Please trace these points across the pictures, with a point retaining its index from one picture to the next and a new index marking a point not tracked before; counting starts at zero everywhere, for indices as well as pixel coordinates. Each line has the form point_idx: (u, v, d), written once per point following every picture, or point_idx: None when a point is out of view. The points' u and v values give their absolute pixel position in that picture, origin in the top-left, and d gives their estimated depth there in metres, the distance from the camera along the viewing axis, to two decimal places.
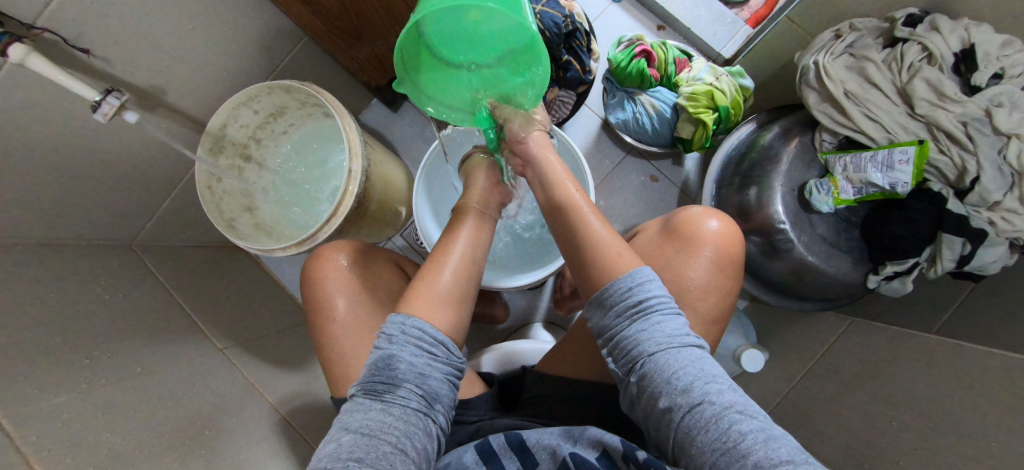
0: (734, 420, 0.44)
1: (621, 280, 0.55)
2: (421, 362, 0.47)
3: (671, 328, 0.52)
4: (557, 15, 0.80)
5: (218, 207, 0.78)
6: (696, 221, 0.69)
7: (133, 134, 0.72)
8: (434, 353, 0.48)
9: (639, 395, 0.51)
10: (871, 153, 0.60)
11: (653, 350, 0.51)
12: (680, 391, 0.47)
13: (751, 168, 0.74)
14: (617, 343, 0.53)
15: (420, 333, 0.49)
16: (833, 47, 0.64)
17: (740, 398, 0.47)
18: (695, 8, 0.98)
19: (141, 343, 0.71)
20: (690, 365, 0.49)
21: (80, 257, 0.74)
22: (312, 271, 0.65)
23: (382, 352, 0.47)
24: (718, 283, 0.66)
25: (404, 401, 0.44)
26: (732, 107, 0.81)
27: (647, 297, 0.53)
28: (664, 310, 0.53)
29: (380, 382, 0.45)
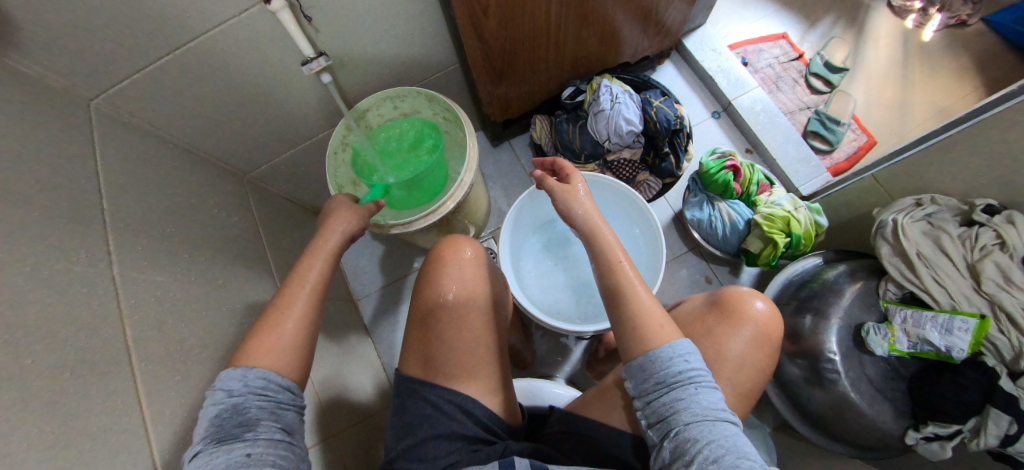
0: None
1: (663, 349, 0.58)
2: (269, 405, 0.48)
3: (707, 400, 0.54)
4: (670, 114, 0.94)
5: (335, 172, 0.90)
6: (741, 298, 0.68)
7: (300, 92, 0.85)
8: (279, 395, 0.49)
9: (672, 460, 0.53)
10: (931, 313, 0.65)
11: (688, 419, 0.53)
12: (708, 460, 0.49)
13: (811, 296, 0.79)
14: (652, 406, 0.56)
15: (266, 384, 0.49)
16: (913, 211, 0.71)
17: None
18: (784, 144, 1.10)
19: (225, 260, 0.79)
20: (720, 438, 0.51)
21: (207, 171, 0.84)
22: (433, 259, 0.75)
23: (225, 402, 0.46)
24: (755, 359, 0.64)
25: (265, 436, 0.45)
26: (804, 238, 0.88)
27: (687, 368, 0.57)
28: (701, 382, 0.56)
29: (236, 428, 0.44)
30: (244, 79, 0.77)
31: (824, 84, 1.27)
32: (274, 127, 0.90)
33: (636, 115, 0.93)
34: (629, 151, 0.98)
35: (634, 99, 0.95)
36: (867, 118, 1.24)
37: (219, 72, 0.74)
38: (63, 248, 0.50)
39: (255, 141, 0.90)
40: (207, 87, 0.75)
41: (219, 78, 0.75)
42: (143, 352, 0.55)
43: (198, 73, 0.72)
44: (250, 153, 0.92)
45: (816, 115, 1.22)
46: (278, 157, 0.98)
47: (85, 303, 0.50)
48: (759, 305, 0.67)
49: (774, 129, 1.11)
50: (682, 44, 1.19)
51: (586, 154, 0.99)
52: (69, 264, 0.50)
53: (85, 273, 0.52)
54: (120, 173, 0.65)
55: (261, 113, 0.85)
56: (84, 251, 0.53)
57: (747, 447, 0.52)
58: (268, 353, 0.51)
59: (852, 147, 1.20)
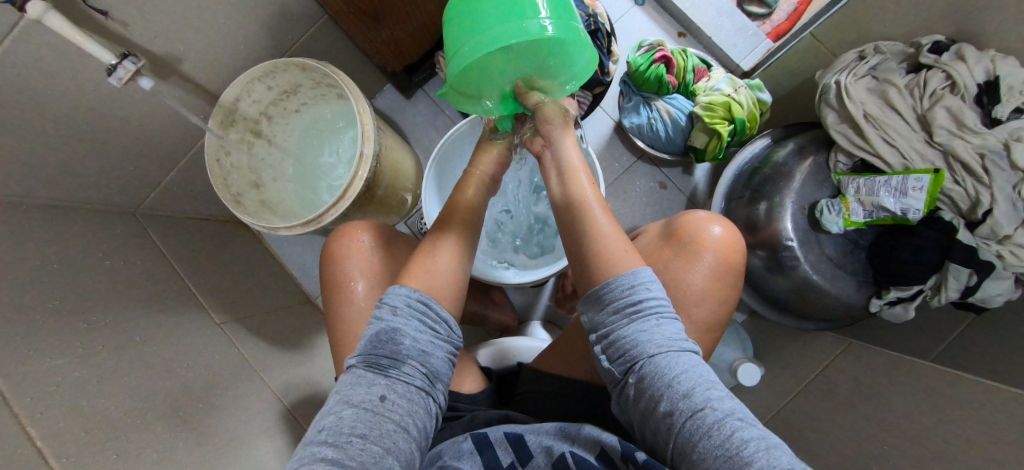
0: (735, 425, 0.40)
1: (624, 275, 0.51)
2: (424, 338, 0.47)
3: (670, 331, 0.48)
4: (581, 14, 0.82)
5: (225, 182, 0.78)
6: (697, 225, 0.64)
7: (149, 102, 0.72)
8: (437, 330, 0.49)
9: (638, 396, 0.46)
10: (884, 177, 0.60)
11: (652, 352, 0.46)
12: (678, 393, 0.43)
13: (763, 183, 0.74)
14: (613, 340, 0.49)
15: (424, 307, 0.49)
16: (856, 68, 0.63)
17: (737, 403, 0.43)
18: (717, 17, 0.97)
19: (141, 313, 0.72)
20: (689, 370, 0.45)
21: (85, 218, 0.74)
22: (333, 249, 0.66)
23: (385, 324, 0.47)
24: (716, 290, 0.61)
25: (408, 378, 0.44)
26: (748, 120, 0.80)
27: (648, 295, 0.49)
28: (663, 312, 0.49)
29: (384, 359, 0.44)
30: (70, 106, 0.64)
31: None
32: (141, 147, 0.78)
33: None
34: None
35: None
36: None
37: (32, 109, 0.61)
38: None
39: (125, 170, 0.79)
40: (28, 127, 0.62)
41: (36, 114, 0.61)
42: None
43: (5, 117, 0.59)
44: (128, 183, 0.81)
45: None
46: (166, 178, 0.87)
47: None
48: (716, 230, 0.63)
49: (704, 2, 0.98)
50: None
51: None
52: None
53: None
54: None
55: (116, 138, 0.73)
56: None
57: (713, 376, 0.46)
58: (425, 281, 0.52)
59: (792, 4, 1.07)
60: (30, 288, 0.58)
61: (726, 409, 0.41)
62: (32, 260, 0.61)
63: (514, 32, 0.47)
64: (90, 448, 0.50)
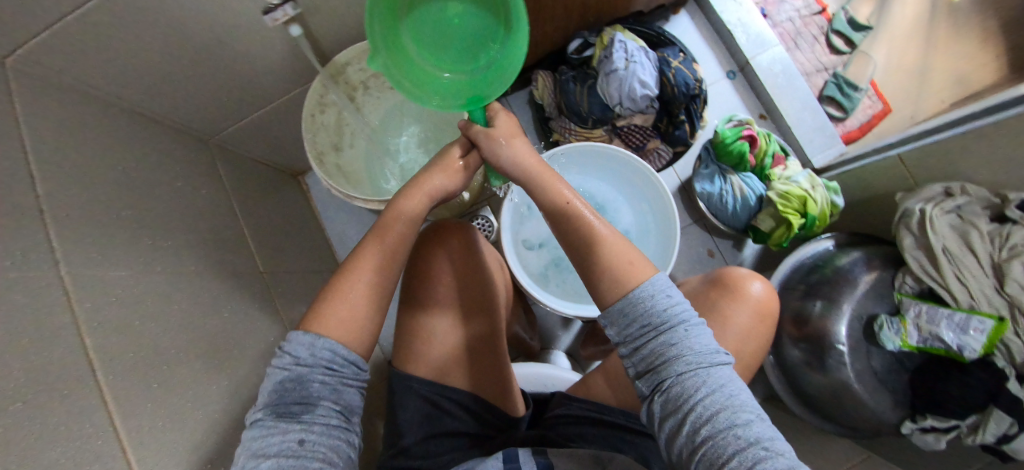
0: (755, 457, 0.37)
1: (641, 291, 0.47)
2: (335, 380, 0.45)
3: (699, 347, 0.44)
4: (689, 76, 0.84)
5: (314, 139, 0.79)
6: (739, 275, 0.66)
7: (266, 43, 0.72)
8: (346, 371, 0.46)
9: (659, 412, 0.43)
10: (948, 311, 0.63)
11: (678, 369, 0.43)
12: (703, 416, 0.40)
13: (821, 282, 0.77)
14: (636, 353, 0.46)
15: (332, 353, 0.45)
16: (942, 202, 0.67)
17: (766, 428, 0.40)
18: (801, 111, 1.02)
19: (197, 244, 0.71)
20: (717, 391, 0.42)
21: (163, 135, 0.74)
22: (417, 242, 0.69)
23: (289, 373, 0.44)
24: (756, 330, 0.63)
25: (323, 420, 0.43)
26: (818, 218, 0.84)
27: (675, 311, 0.46)
28: (691, 327, 0.45)
29: (295, 406, 0.42)
30: (196, 28, 0.64)
31: (845, 43, 1.15)
32: (240, 83, 0.78)
33: (652, 77, 0.83)
34: (641, 117, 0.88)
35: (650, 57, 0.84)
36: (885, 83, 1.14)
37: (162, 22, 0.61)
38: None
39: (217, 100, 0.78)
40: (153, 39, 0.62)
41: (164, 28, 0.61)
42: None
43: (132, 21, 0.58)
44: (214, 112, 0.80)
45: (834, 78, 1.12)
46: (248, 117, 0.86)
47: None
48: (758, 286, 0.66)
49: (792, 94, 1.02)
50: None
51: (594, 119, 0.89)
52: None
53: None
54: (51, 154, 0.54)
55: (223, 68, 0.73)
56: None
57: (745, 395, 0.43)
58: (337, 321, 0.47)
59: (866, 115, 1.12)
60: (105, 196, 0.57)
61: (751, 438, 0.38)
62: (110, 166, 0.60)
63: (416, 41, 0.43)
64: (140, 373, 0.49)
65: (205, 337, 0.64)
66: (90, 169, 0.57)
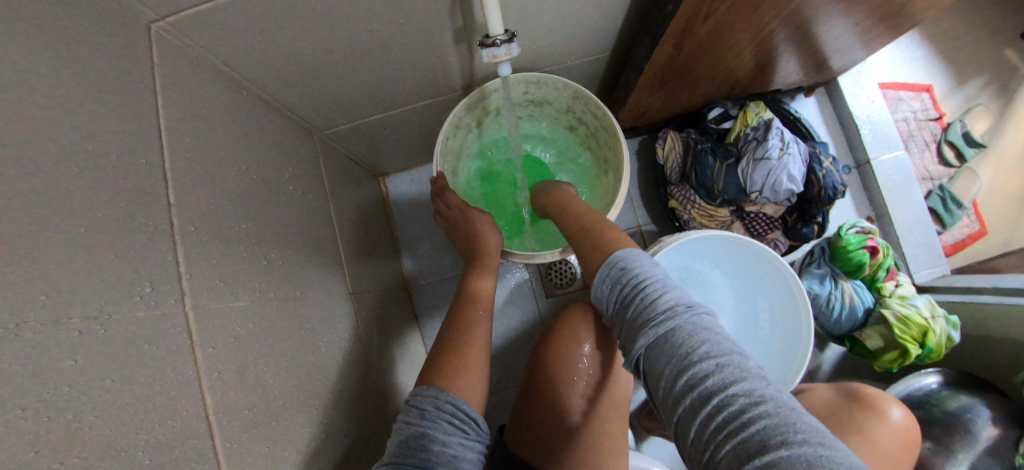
0: (711, 416, 0.34)
1: (619, 262, 0.50)
2: (454, 441, 0.51)
3: (670, 297, 0.44)
4: (837, 179, 0.80)
5: (442, 162, 0.72)
6: (881, 401, 0.69)
7: (417, 54, 0.65)
8: (465, 430, 0.53)
9: (642, 371, 0.42)
10: None
11: (649, 322, 0.42)
12: (674, 362, 0.39)
13: (929, 422, 0.75)
14: (621, 318, 0.46)
15: (454, 413, 0.53)
16: None
17: (732, 373, 0.36)
18: (912, 225, 1.00)
19: (302, 261, 0.63)
20: (686, 332, 0.40)
21: (277, 130, 0.66)
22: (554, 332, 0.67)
23: (416, 429, 0.51)
24: (904, 450, 0.66)
25: None
26: (933, 351, 0.81)
27: (644, 274, 0.47)
28: (663, 284, 0.45)
29: (414, 465, 0.48)
30: (356, 28, 0.56)
31: (955, 155, 1.16)
32: (371, 88, 0.70)
33: (800, 172, 0.79)
34: (773, 207, 0.84)
35: (802, 151, 0.80)
36: (986, 206, 1.15)
37: (324, 17, 0.53)
38: (115, 289, 0.35)
39: (341, 99, 0.71)
40: (310, 30, 0.55)
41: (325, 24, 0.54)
42: (225, 422, 0.42)
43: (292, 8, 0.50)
44: (333, 111, 0.73)
45: (939, 190, 1.13)
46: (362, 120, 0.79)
47: (150, 371, 0.36)
48: (898, 413, 0.68)
49: (907, 205, 1.00)
50: (836, 79, 1.03)
51: (724, 198, 0.84)
52: (131, 315, 0.35)
53: (156, 324, 0.37)
54: (188, 147, 0.46)
55: (363, 70, 0.66)
56: (149, 284, 0.38)
57: (716, 342, 0.39)
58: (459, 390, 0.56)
59: (963, 234, 1.12)
60: (221, 209, 0.49)
61: (708, 392, 0.35)
62: (227, 169, 0.52)
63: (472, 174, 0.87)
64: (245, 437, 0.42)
65: (304, 375, 0.57)
66: (206, 171, 0.48)
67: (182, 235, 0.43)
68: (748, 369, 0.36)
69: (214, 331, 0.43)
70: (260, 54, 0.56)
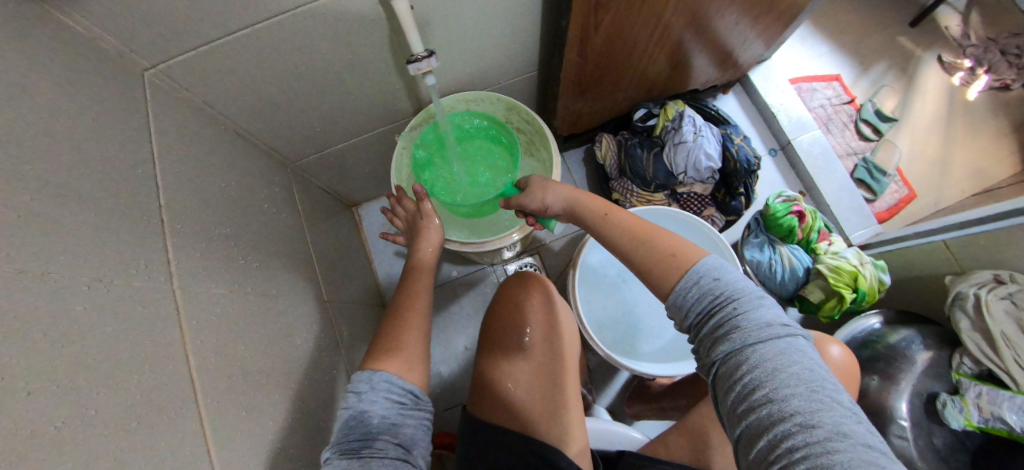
0: (785, 434, 0.38)
1: (690, 271, 0.51)
2: (391, 414, 0.56)
3: (762, 318, 0.45)
4: (750, 153, 0.92)
5: (398, 176, 0.82)
6: (821, 343, 0.71)
7: (368, 83, 0.77)
8: (401, 403, 0.58)
9: (720, 379, 0.45)
10: (1010, 393, 0.66)
11: (739, 337, 0.44)
12: (760, 380, 0.41)
13: (875, 357, 0.80)
14: (701, 325, 0.48)
15: (388, 390, 0.58)
16: (996, 288, 0.72)
17: (817, 404, 0.39)
18: (838, 192, 1.10)
19: (277, 267, 0.71)
20: (777, 356, 0.42)
21: (252, 158, 0.76)
22: (504, 296, 0.74)
23: (353, 410, 0.55)
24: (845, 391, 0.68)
25: (381, 452, 0.52)
26: (867, 295, 0.88)
27: (732, 287, 0.48)
28: (753, 301, 0.47)
29: (355, 441, 0.52)
30: (313, 63, 0.69)
31: (872, 131, 1.29)
32: (333, 117, 0.82)
33: (716, 150, 0.90)
34: (701, 185, 0.94)
35: (715, 133, 0.91)
36: (909, 172, 1.26)
37: (286, 56, 0.66)
38: (123, 261, 0.42)
39: (307, 130, 0.82)
40: (276, 66, 0.67)
41: (287, 62, 0.66)
42: (208, 383, 0.48)
43: (259, 51, 0.63)
44: (301, 142, 0.84)
45: (863, 162, 1.24)
46: (329, 149, 0.90)
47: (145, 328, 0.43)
48: (838, 352, 0.70)
49: (831, 175, 1.11)
50: (748, 75, 1.17)
51: (657, 182, 0.94)
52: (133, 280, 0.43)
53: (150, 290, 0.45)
54: (174, 162, 0.56)
55: (324, 101, 0.78)
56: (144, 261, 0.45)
57: (806, 370, 0.41)
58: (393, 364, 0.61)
59: (894, 199, 1.22)
60: (204, 213, 0.58)
61: (787, 413, 0.39)
62: (208, 184, 0.62)
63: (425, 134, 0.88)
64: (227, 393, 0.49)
65: (281, 361, 0.63)
66: (190, 183, 0.58)
67: (171, 228, 0.51)
68: (832, 400, 0.39)
69: (199, 307, 0.51)
70: (235, 91, 0.68)
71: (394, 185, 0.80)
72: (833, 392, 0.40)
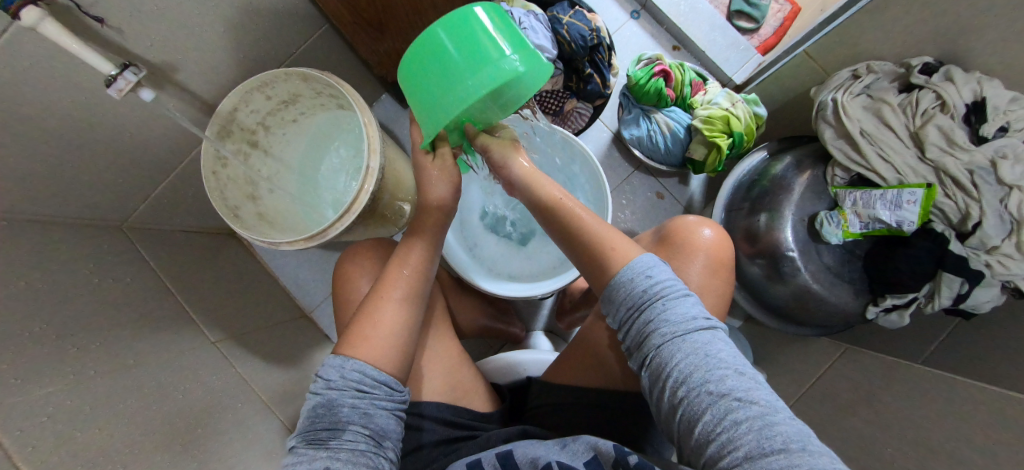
0: (728, 409, 0.41)
1: (624, 272, 0.52)
2: (365, 404, 0.47)
3: (684, 311, 0.48)
4: (584, 28, 0.82)
5: (223, 194, 0.76)
6: (688, 228, 0.63)
7: (140, 112, 0.69)
8: (377, 393, 0.48)
9: (657, 378, 0.47)
10: (880, 190, 0.64)
11: (666, 335, 0.47)
12: (691, 372, 0.44)
13: (762, 195, 0.76)
14: (632, 329, 0.50)
15: (361, 378, 0.47)
16: (852, 86, 0.67)
17: (748, 383, 0.43)
18: (710, 32, 1.01)
19: (137, 334, 0.68)
20: (700, 347, 0.46)
21: (75, 236, 0.70)
22: (349, 268, 0.70)
23: (322, 399, 0.46)
24: (712, 285, 0.60)
25: (351, 445, 0.44)
26: (746, 134, 0.84)
27: (654, 283, 0.50)
28: (673, 295, 0.50)
29: (324, 431, 0.44)
30: (55, 118, 0.59)
31: None
32: (130, 161, 0.74)
33: (546, 38, 0.81)
34: (550, 81, 0.86)
35: (540, 19, 0.82)
36: None
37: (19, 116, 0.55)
38: None
39: (111, 183, 0.74)
40: (17, 134, 0.57)
41: (30, 124, 0.57)
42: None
43: None
44: (116, 197, 0.77)
45: None
46: (155, 191, 0.83)
47: None
48: (705, 232, 0.63)
49: (697, 17, 1.01)
50: None
51: None
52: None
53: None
54: None
55: (107, 148, 0.69)
56: None
57: (730, 355, 0.46)
58: (378, 347, 0.50)
59: (778, 20, 1.12)
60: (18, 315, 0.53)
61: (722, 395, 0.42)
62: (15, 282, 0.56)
63: (490, 79, 0.44)
64: None
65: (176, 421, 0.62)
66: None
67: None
68: (750, 380, 0.44)
69: None
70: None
71: (217, 204, 0.73)
72: (755, 372, 0.45)
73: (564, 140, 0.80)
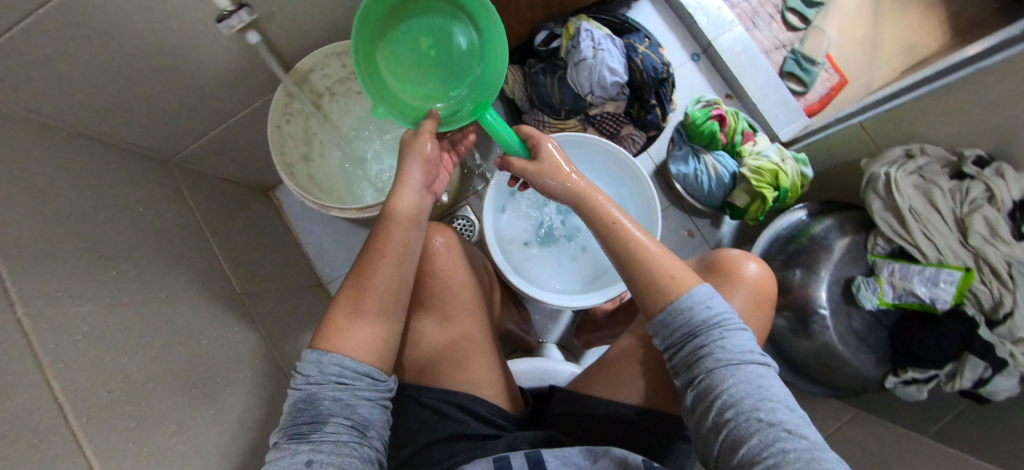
0: (777, 437, 0.42)
1: (681, 296, 0.53)
2: (346, 396, 0.44)
3: (737, 342, 0.50)
4: (656, 61, 0.86)
5: (281, 149, 0.77)
6: (736, 261, 0.65)
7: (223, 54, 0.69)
8: (359, 385, 0.45)
9: (704, 401, 0.48)
10: (919, 266, 0.67)
11: (719, 361, 0.48)
12: (742, 399, 0.45)
13: (798, 252, 0.79)
14: (681, 351, 0.51)
15: (341, 370, 0.45)
16: (905, 164, 0.71)
17: (796, 418, 0.44)
18: (764, 88, 1.05)
19: (174, 271, 0.67)
20: (751, 378, 0.47)
21: (127, 162, 0.69)
22: None
23: (301, 393, 0.44)
24: (754, 318, 0.62)
25: (334, 436, 0.42)
26: (790, 190, 0.87)
27: (711, 311, 0.52)
28: (728, 325, 0.51)
29: (304, 424, 0.42)
30: (146, 43, 0.60)
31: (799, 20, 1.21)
32: (197, 99, 0.74)
33: (620, 64, 0.84)
34: (613, 104, 0.89)
35: (617, 44, 0.85)
36: (839, 56, 1.20)
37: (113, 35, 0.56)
38: None
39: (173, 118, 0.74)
40: (107, 50, 0.57)
41: (122, 44, 0.57)
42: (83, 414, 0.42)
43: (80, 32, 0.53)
44: (174, 132, 0.76)
45: (791, 54, 1.17)
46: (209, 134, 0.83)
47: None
48: (752, 267, 0.64)
49: (755, 72, 1.05)
50: None
51: (566, 109, 0.89)
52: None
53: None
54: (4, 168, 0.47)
55: (181, 83, 0.69)
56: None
57: (779, 390, 0.47)
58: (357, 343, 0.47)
59: (826, 88, 1.17)
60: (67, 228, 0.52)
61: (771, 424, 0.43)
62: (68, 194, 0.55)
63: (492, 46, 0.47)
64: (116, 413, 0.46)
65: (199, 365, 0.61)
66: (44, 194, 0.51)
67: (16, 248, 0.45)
68: (797, 415, 0.45)
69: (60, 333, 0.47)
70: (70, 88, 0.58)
71: (278, 159, 0.74)
72: (801, 411, 0.46)
73: (622, 161, 0.82)
